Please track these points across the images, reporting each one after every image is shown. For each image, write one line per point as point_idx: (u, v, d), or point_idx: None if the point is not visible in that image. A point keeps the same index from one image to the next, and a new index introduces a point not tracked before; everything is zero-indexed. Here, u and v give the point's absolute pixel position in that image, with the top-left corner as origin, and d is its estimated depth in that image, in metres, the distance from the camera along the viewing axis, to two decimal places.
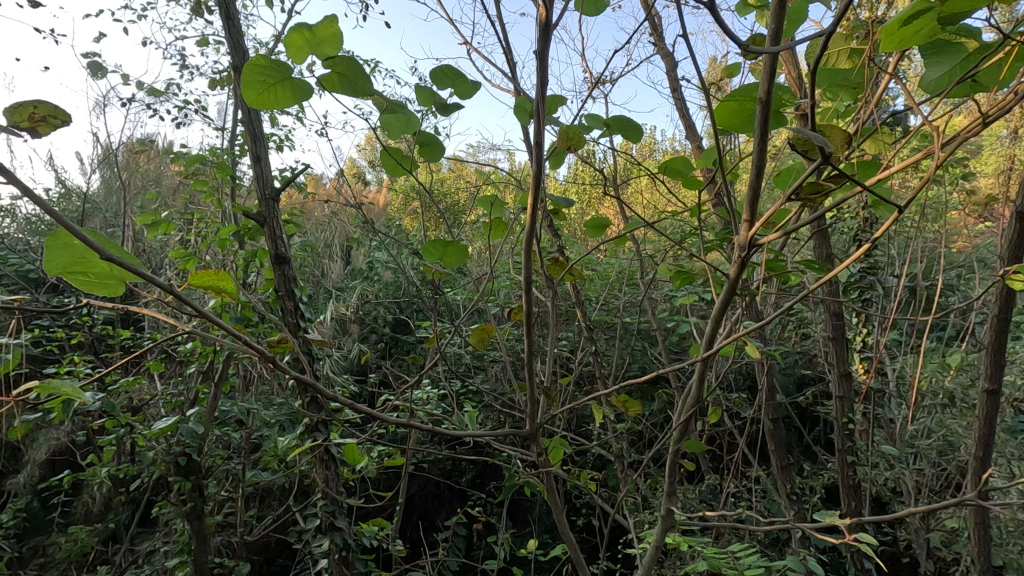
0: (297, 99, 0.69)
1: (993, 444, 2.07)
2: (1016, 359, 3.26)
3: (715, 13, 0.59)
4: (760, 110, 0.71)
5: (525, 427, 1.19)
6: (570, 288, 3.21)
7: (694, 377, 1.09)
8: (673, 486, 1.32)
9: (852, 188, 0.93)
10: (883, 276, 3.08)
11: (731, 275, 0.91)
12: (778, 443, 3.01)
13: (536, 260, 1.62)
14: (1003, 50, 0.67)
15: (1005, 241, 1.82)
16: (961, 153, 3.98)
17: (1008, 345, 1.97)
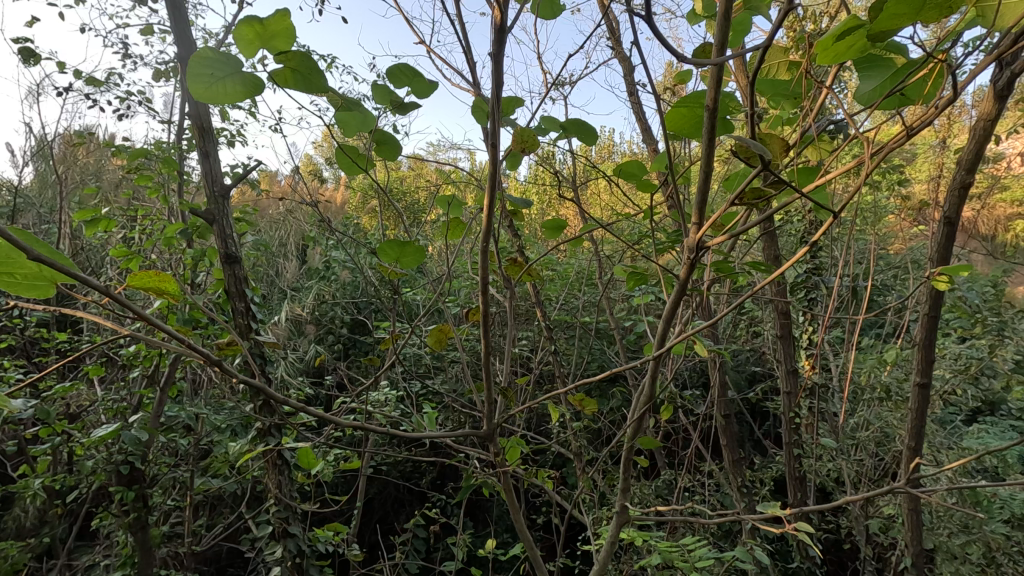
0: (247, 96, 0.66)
1: (925, 435, 2.20)
2: (945, 354, 3.48)
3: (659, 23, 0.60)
4: (706, 116, 0.74)
5: (481, 428, 1.19)
6: (530, 288, 3.24)
7: (647, 375, 1.11)
8: (627, 482, 1.35)
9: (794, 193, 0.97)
10: (826, 277, 3.23)
11: (681, 276, 0.93)
12: (730, 438, 3.12)
13: (494, 260, 1.62)
14: (927, 68, 0.71)
15: (935, 244, 1.94)
16: (898, 160, 4.22)
17: (938, 342, 2.10)
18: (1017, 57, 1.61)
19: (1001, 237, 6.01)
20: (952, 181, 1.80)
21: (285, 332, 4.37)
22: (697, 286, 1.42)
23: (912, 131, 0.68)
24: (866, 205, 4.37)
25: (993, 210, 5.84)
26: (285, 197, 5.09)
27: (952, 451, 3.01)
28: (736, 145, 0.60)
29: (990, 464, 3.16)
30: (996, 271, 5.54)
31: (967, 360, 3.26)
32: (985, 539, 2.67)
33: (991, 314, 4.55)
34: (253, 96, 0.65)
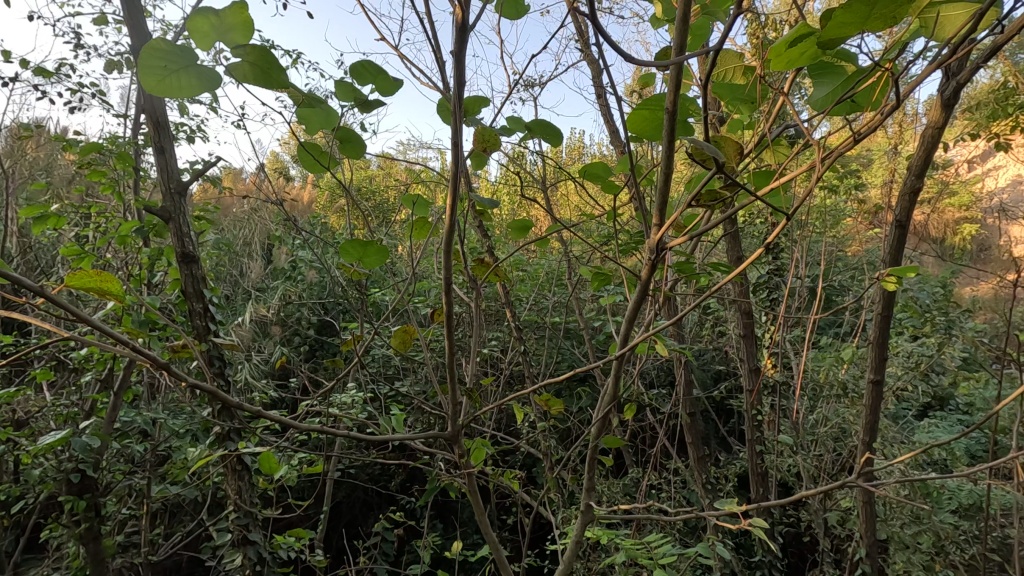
0: (205, 90, 0.63)
1: (878, 429, 2.29)
2: (898, 352, 3.62)
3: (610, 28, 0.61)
4: (666, 118, 0.75)
5: (446, 429, 1.18)
6: (500, 288, 3.24)
7: (611, 375, 1.12)
8: (592, 481, 1.36)
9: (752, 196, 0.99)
10: (787, 278, 3.33)
11: (643, 276, 0.94)
12: (695, 435, 3.18)
13: (457, 261, 1.61)
14: (875, 76, 0.74)
15: (888, 246, 2.01)
16: (855, 165, 4.38)
17: (890, 340, 2.18)
18: (961, 67, 1.69)
19: (949, 240, 6.31)
20: (902, 186, 1.87)
21: (249, 333, 4.26)
22: (660, 286, 1.44)
23: (860, 137, 0.71)
24: (824, 208, 4.53)
25: (944, 214, 6.11)
26: (250, 195, 4.96)
27: (904, 445, 3.13)
28: (692, 148, 0.61)
29: (938, 456, 3.31)
30: (945, 272, 5.80)
31: (918, 358, 3.40)
32: (934, 528, 2.79)
33: (941, 314, 4.76)
34: (209, 90, 0.62)
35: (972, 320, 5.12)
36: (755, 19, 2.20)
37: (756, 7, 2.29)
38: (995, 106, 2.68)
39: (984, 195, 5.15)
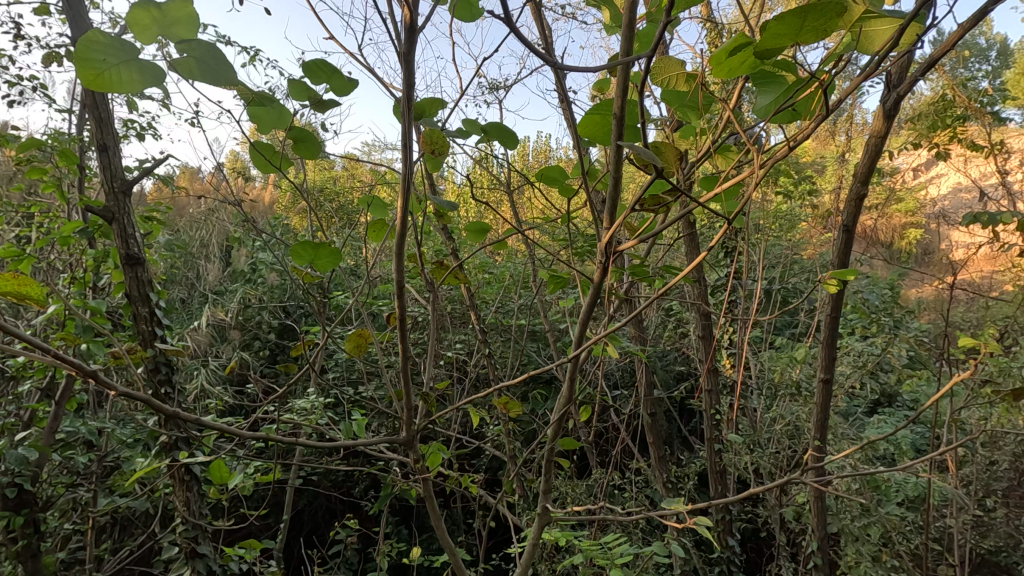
0: (145, 86, 0.59)
1: (828, 427, 2.37)
2: (849, 351, 3.77)
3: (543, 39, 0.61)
4: (614, 123, 0.76)
5: (401, 434, 1.16)
6: (464, 291, 3.22)
7: (566, 377, 1.12)
8: (548, 483, 1.36)
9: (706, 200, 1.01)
10: (744, 280, 3.42)
11: (595, 279, 0.95)
12: (656, 435, 3.23)
13: (416, 265, 1.59)
14: (812, 86, 0.77)
15: (836, 250, 2.09)
16: (809, 172, 4.55)
17: (838, 340, 2.27)
18: (902, 80, 1.77)
19: (897, 244, 6.62)
20: (849, 192, 1.95)
21: (205, 338, 4.12)
22: (617, 289, 1.46)
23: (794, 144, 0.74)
24: (780, 213, 4.68)
25: (892, 220, 6.40)
26: (207, 195, 4.80)
27: (854, 441, 3.26)
28: (628, 153, 0.62)
29: (885, 451, 3.45)
30: (892, 275, 6.08)
31: (866, 357, 3.55)
32: (881, 520, 2.90)
33: (888, 315, 4.98)
34: (152, 86, 0.59)
35: (917, 321, 5.38)
36: (711, 28, 2.26)
37: (713, 16, 2.35)
38: (934, 117, 2.82)
39: (927, 202, 5.42)
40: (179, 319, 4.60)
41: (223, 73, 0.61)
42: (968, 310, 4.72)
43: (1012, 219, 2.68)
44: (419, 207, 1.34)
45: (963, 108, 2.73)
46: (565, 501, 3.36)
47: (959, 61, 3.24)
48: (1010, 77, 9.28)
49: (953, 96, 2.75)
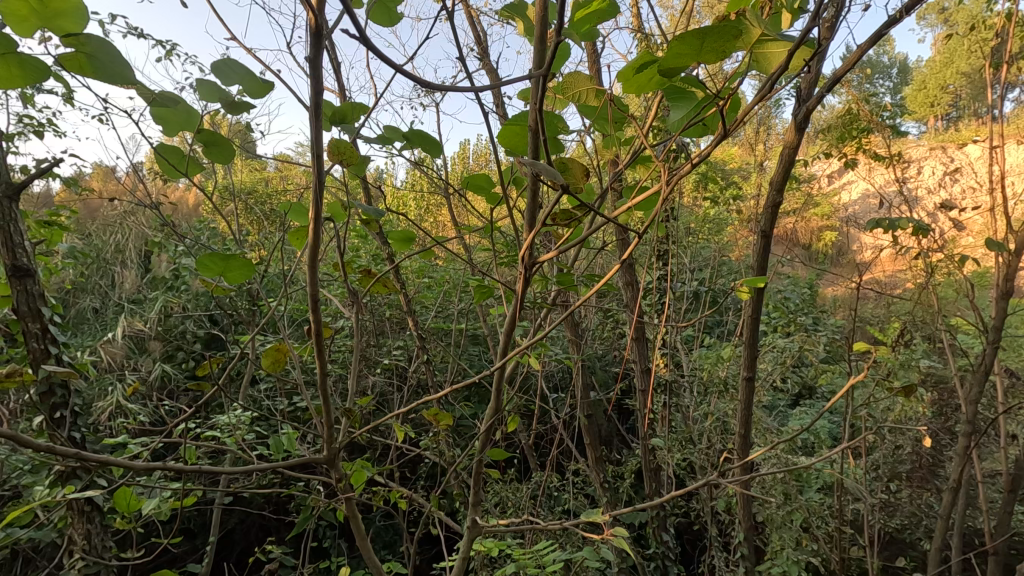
0: (26, 83, 0.54)
1: (751, 423, 2.48)
2: (771, 348, 3.97)
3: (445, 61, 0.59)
4: (530, 135, 0.76)
5: (320, 453, 1.11)
6: (400, 296, 3.15)
7: (493, 386, 1.10)
8: (477, 495, 1.34)
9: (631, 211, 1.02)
10: (674, 283, 3.55)
11: (519, 290, 0.94)
12: (593, 436, 3.28)
13: (340, 275, 1.53)
14: (717, 103, 0.80)
15: (756, 254, 2.19)
16: (734, 178, 4.78)
17: (759, 340, 2.37)
18: (810, 95, 1.87)
19: (815, 246, 7.07)
20: (766, 200, 2.04)
21: (120, 352, 3.83)
22: (546, 296, 1.46)
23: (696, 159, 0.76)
24: (709, 217, 4.88)
25: (810, 222, 6.83)
26: (122, 197, 4.47)
27: (776, 434, 3.44)
28: (532, 171, 0.63)
29: (805, 442, 3.66)
30: (810, 275, 6.48)
31: (785, 355, 3.75)
32: (800, 508, 3.08)
33: (806, 315, 5.30)
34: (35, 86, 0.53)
35: (832, 317, 5.76)
36: (637, 37, 2.30)
37: (641, 27, 2.40)
38: (842, 129, 3.00)
39: (839, 206, 5.81)
40: (91, 331, 4.27)
41: (117, 70, 0.56)
42: (876, 306, 5.09)
43: (909, 225, 2.90)
44: (336, 218, 1.29)
45: (866, 121, 2.92)
46: (505, 506, 3.36)
47: (864, 76, 3.47)
48: (911, 92, 10.13)
49: (857, 110, 2.94)
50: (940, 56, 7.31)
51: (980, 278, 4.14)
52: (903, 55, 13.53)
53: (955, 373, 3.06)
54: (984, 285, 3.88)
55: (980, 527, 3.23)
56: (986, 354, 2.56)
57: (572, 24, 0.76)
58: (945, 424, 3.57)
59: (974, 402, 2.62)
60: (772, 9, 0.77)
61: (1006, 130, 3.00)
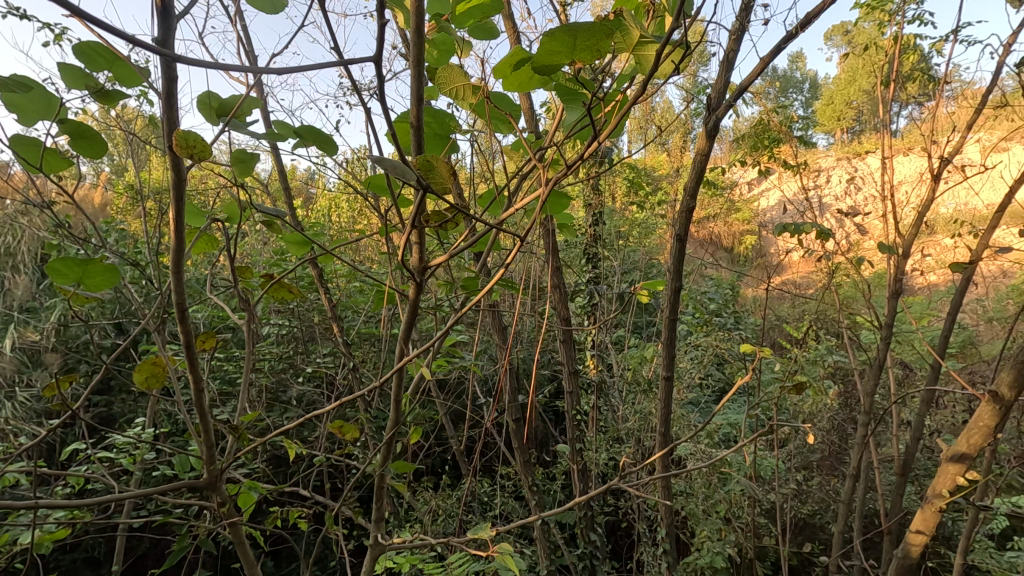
0: None
1: (672, 422, 2.53)
2: (695, 348, 4.12)
3: (284, 50, 0.54)
4: (412, 133, 0.73)
5: (199, 477, 1.01)
6: (323, 301, 2.99)
7: (390, 396, 1.04)
8: (381, 509, 1.29)
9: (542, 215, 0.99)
10: (602, 286, 3.59)
11: (411, 296, 0.89)
12: (522, 440, 3.26)
13: (236, 281, 1.40)
14: (611, 106, 0.76)
15: (673, 258, 2.23)
16: (662, 183, 4.93)
17: (677, 342, 2.42)
18: (720, 104, 1.92)
19: (736, 249, 7.46)
20: (680, 205, 2.09)
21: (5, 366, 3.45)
22: (457, 300, 1.41)
23: (577, 162, 0.74)
24: (638, 220, 5.03)
25: (730, 227, 7.19)
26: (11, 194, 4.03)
27: (697, 431, 3.57)
28: (382, 167, 0.58)
29: (725, 436, 3.82)
30: (731, 277, 6.83)
31: (706, 354, 3.91)
32: (718, 501, 3.21)
33: (726, 316, 5.56)
34: None
35: (751, 317, 6.08)
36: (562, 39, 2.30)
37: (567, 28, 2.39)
38: (755, 138, 3.15)
39: (757, 212, 6.14)
40: None
41: None
42: (789, 307, 5.42)
43: (814, 230, 3.08)
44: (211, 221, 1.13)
45: (777, 132, 3.07)
46: (433, 514, 3.29)
47: (778, 89, 3.66)
48: (819, 107, 10.91)
49: (768, 121, 3.09)
50: (847, 75, 7.90)
51: (878, 278, 4.49)
52: (812, 73, 14.64)
53: (857, 367, 3.28)
54: (881, 286, 4.20)
55: (877, 508, 3.50)
56: (880, 350, 2.75)
57: (455, 17, 0.74)
58: (847, 415, 3.83)
59: (870, 393, 2.82)
60: (657, 13, 0.77)
61: (899, 143, 3.24)
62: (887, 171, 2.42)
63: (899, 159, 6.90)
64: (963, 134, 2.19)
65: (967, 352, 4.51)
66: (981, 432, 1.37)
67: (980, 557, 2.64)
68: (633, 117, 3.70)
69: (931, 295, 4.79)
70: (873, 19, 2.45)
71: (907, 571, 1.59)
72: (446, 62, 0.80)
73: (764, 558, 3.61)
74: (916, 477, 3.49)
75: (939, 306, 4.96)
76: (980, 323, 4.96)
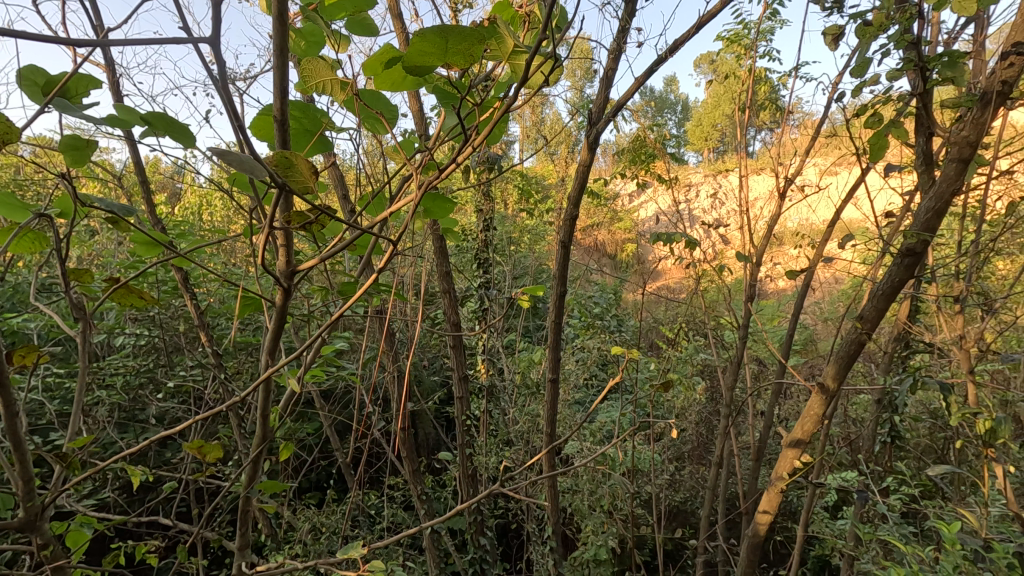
0: None
1: (558, 421, 2.60)
2: (580, 349, 4.29)
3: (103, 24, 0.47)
4: (277, 126, 0.67)
5: (13, 517, 0.86)
6: (188, 307, 2.70)
7: (255, 410, 0.96)
8: (246, 534, 1.18)
9: (420, 217, 0.97)
10: (492, 290, 3.62)
11: (279, 301, 0.82)
12: (411, 449, 3.18)
13: (69, 285, 1.20)
14: (486, 112, 0.77)
15: (558, 264, 2.30)
16: (551, 190, 5.08)
17: (562, 345, 2.50)
18: (601, 118, 2.01)
19: (618, 256, 7.94)
20: (563, 212, 2.16)
21: None
22: (334, 306, 1.34)
23: (450, 166, 0.74)
24: (527, 226, 5.15)
25: (612, 235, 7.62)
26: None
27: (582, 430, 3.71)
28: (229, 162, 0.53)
29: (607, 433, 4.02)
30: (614, 282, 7.23)
31: (591, 356, 4.09)
32: (601, 496, 3.36)
33: (609, 318, 5.87)
34: None
35: (631, 319, 6.48)
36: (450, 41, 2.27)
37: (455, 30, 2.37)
38: (633, 153, 3.36)
39: (636, 221, 6.57)
40: None
41: None
42: (663, 310, 5.85)
43: (684, 239, 3.35)
44: (34, 218, 0.92)
45: (652, 147, 3.30)
46: (315, 532, 3.09)
47: (654, 107, 3.94)
48: (690, 127, 11.94)
49: (644, 137, 3.29)
50: (712, 100, 8.75)
51: (737, 284, 4.99)
52: (683, 95, 16.07)
53: (721, 365, 3.62)
54: (740, 290, 4.68)
55: (736, 491, 3.87)
56: (738, 348, 3.06)
57: (323, 8, 0.70)
58: (712, 408, 4.21)
59: (731, 387, 3.11)
60: (533, 27, 0.79)
61: (753, 163, 3.63)
62: (744, 189, 2.69)
63: (754, 178, 7.75)
64: (803, 158, 2.49)
65: (808, 348, 5.16)
66: (813, 419, 1.56)
67: (819, 527, 3.01)
68: (523, 125, 3.77)
69: (779, 298, 5.42)
70: (733, 51, 2.71)
71: (757, 548, 1.78)
72: (316, 53, 0.75)
73: (642, 545, 3.84)
74: (768, 461, 3.92)
75: (785, 307, 5.63)
76: (817, 322, 5.70)
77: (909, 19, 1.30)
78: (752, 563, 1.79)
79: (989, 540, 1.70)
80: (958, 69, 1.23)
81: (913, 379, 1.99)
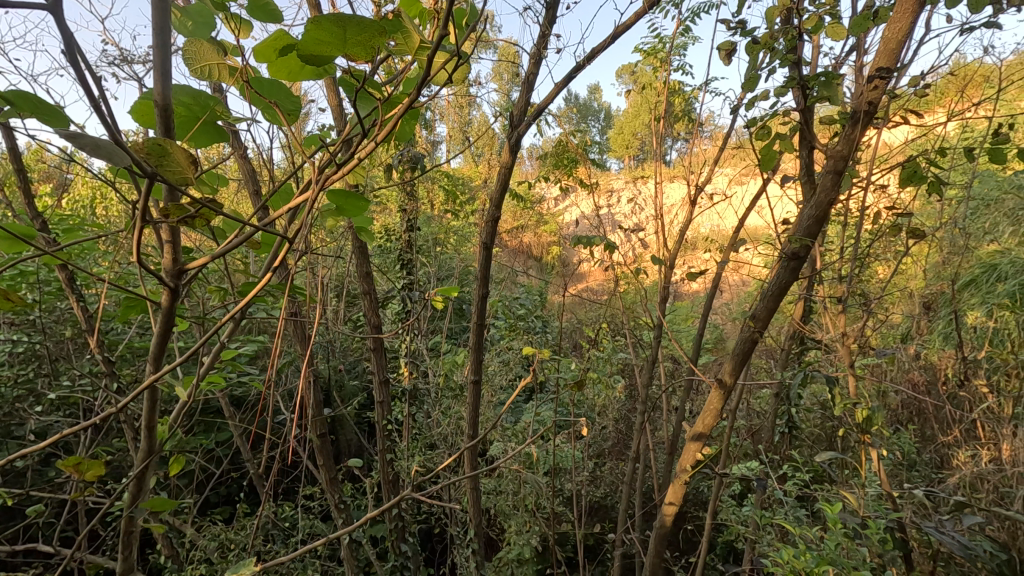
0: None
1: (480, 421, 2.59)
2: (505, 351, 4.31)
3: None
4: (157, 112, 0.62)
5: None
6: (75, 310, 2.44)
7: (138, 421, 0.88)
8: (129, 558, 1.07)
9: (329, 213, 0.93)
10: (415, 292, 3.55)
11: (164, 301, 0.75)
12: (328, 457, 3.00)
13: None
14: (396, 108, 0.75)
15: (480, 266, 2.30)
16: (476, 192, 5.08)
17: (485, 346, 2.49)
18: (522, 122, 2.03)
19: (544, 258, 8.06)
20: (485, 214, 2.16)
21: None
22: (235, 307, 1.25)
23: (355, 161, 0.72)
24: (453, 228, 5.11)
25: (538, 238, 7.73)
26: None
27: (506, 431, 3.72)
28: (84, 146, 0.48)
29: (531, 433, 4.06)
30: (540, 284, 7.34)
31: (515, 357, 4.11)
32: (524, 495, 3.39)
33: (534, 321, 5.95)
34: None
35: (555, 321, 6.60)
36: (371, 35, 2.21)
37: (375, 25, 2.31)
38: (556, 157, 3.42)
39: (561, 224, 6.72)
40: None
41: None
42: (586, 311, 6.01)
43: (603, 243, 3.44)
44: None
45: (574, 152, 3.39)
46: (222, 550, 2.89)
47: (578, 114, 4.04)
48: (613, 134, 12.37)
49: (567, 143, 3.36)
50: (633, 110, 9.12)
51: (654, 287, 5.22)
52: (606, 104, 16.59)
53: (639, 364, 3.77)
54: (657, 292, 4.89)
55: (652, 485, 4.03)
56: (654, 348, 3.19)
57: None
58: (631, 406, 4.37)
59: (647, 385, 3.24)
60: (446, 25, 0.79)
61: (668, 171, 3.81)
62: (659, 195, 2.81)
63: (671, 186, 8.16)
64: (713, 167, 2.64)
65: (718, 347, 5.48)
66: (714, 412, 1.66)
67: (726, 515, 3.20)
68: (448, 125, 3.74)
69: (693, 300, 5.72)
70: (650, 63, 2.83)
71: (666, 537, 1.86)
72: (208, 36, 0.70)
73: (564, 542, 3.91)
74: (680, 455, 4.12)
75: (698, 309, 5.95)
76: (726, 323, 6.07)
77: (792, 43, 1.42)
78: (662, 552, 1.86)
79: (865, 517, 1.87)
80: (832, 89, 1.36)
81: (805, 373, 2.16)
